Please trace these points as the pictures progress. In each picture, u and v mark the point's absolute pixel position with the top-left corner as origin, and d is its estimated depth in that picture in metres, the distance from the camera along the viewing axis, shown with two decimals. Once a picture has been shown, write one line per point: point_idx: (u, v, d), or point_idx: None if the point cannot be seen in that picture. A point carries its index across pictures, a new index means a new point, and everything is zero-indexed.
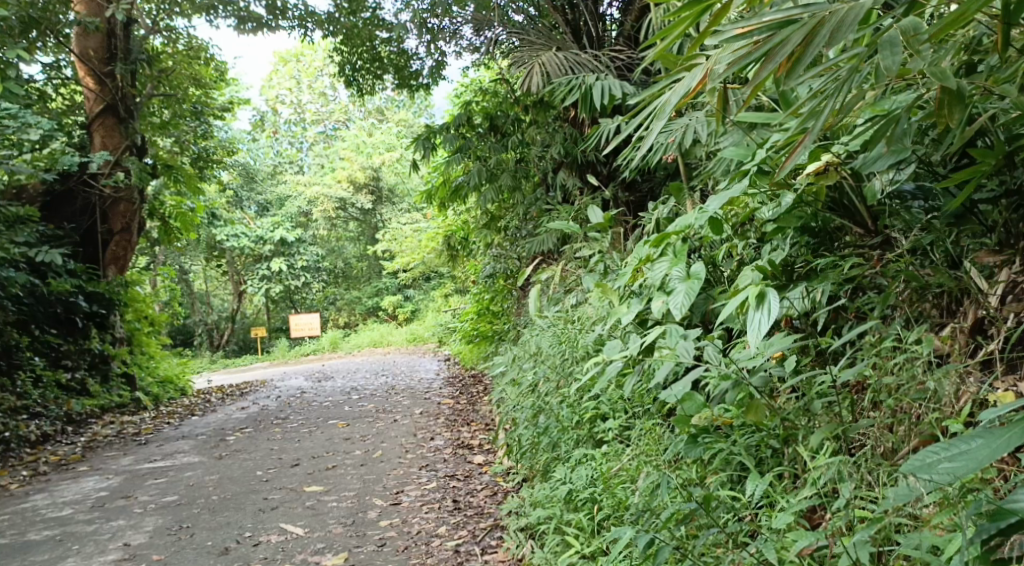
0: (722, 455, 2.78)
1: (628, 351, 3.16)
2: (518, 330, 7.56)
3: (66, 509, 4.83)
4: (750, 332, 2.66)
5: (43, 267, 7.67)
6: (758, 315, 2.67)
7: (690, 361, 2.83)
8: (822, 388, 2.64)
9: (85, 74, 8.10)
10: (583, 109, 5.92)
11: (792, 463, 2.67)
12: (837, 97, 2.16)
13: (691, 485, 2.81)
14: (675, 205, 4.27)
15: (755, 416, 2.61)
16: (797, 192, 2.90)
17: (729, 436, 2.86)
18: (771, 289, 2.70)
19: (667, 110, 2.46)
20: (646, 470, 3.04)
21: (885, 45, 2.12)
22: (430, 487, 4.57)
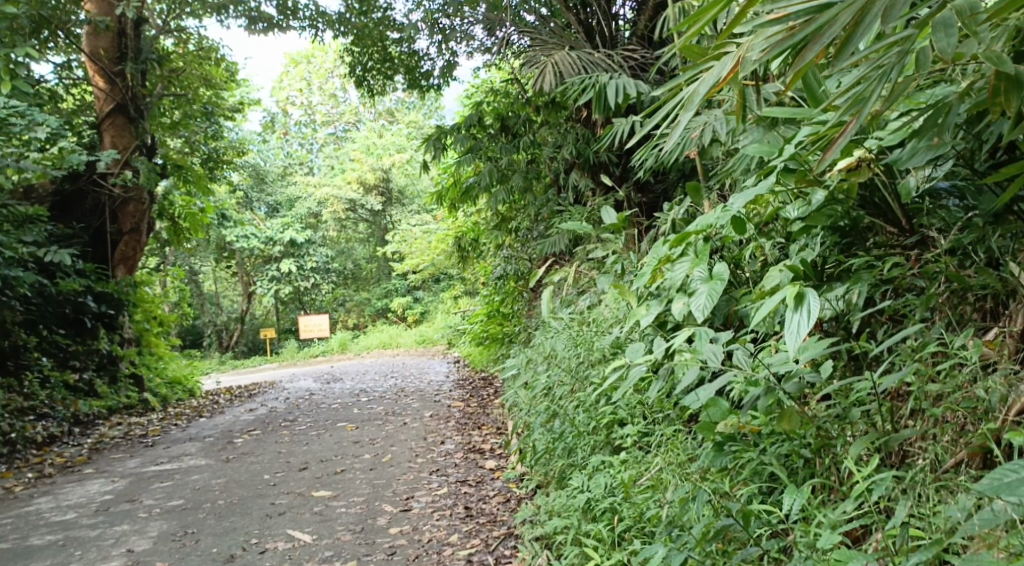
0: (752, 466, 2.66)
1: (652, 355, 2.95)
2: (529, 333, 7.45)
3: (70, 513, 4.74)
4: (788, 336, 2.45)
5: (52, 267, 7.59)
6: (796, 317, 2.47)
7: (719, 366, 2.67)
8: (860, 395, 2.52)
9: (96, 73, 8.02)
10: (596, 108, 5.81)
11: (826, 474, 2.55)
12: (884, 83, 2.05)
13: (718, 496, 2.69)
14: (694, 204, 4.14)
15: (789, 424, 2.47)
16: (828, 189, 2.78)
17: (757, 444, 2.74)
18: (810, 289, 2.50)
19: (695, 102, 2.34)
20: (670, 480, 2.92)
21: (939, 27, 2.00)
22: (441, 493, 4.45)
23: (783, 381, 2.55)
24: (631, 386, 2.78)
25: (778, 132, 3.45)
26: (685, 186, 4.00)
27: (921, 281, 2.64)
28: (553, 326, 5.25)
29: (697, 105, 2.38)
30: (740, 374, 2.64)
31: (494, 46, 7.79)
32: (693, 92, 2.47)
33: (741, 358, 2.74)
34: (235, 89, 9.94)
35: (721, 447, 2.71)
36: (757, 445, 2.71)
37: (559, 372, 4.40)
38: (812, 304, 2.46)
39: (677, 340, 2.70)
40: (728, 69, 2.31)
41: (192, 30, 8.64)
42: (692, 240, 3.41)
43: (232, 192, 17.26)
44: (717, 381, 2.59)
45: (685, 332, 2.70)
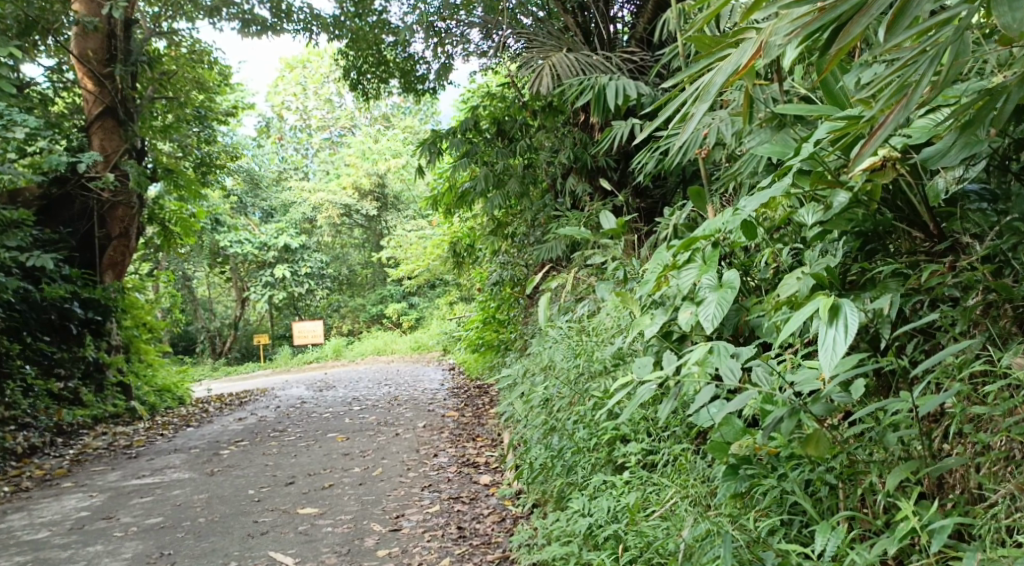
0: (775, 495, 2.45)
1: (662, 372, 2.68)
2: (525, 340, 7.24)
3: (43, 531, 4.51)
4: (823, 355, 2.21)
5: (37, 273, 7.40)
6: (831, 332, 2.24)
7: (739, 383, 2.45)
8: (896, 418, 2.32)
9: (84, 76, 7.79)
10: (595, 110, 5.61)
11: (857, 506, 2.35)
12: (935, 66, 1.91)
13: (735, 526, 2.49)
14: (698, 210, 3.95)
15: (816, 449, 2.26)
16: (851, 191, 2.57)
17: (774, 468, 2.53)
18: (847, 301, 2.27)
19: (711, 95, 2.18)
20: (682, 505, 2.71)
21: (1002, 2, 1.87)
22: (432, 510, 4.23)
23: (810, 401, 2.32)
24: (638, 405, 2.54)
25: (789, 133, 3.25)
26: (688, 190, 3.81)
27: (956, 291, 2.44)
28: (551, 334, 5.04)
29: (711, 97, 2.21)
30: (758, 392, 2.43)
31: (490, 50, 7.58)
32: (707, 83, 2.31)
33: (761, 375, 2.51)
34: (228, 92, 9.71)
35: (735, 471, 2.49)
36: (775, 469, 2.51)
37: (557, 383, 4.18)
38: (850, 319, 2.23)
39: (694, 355, 2.47)
40: (748, 57, 2.14)
41: (184, 33, 8.47)
42: (700, 245, 3.21)
43: (226, 196, 17.04)
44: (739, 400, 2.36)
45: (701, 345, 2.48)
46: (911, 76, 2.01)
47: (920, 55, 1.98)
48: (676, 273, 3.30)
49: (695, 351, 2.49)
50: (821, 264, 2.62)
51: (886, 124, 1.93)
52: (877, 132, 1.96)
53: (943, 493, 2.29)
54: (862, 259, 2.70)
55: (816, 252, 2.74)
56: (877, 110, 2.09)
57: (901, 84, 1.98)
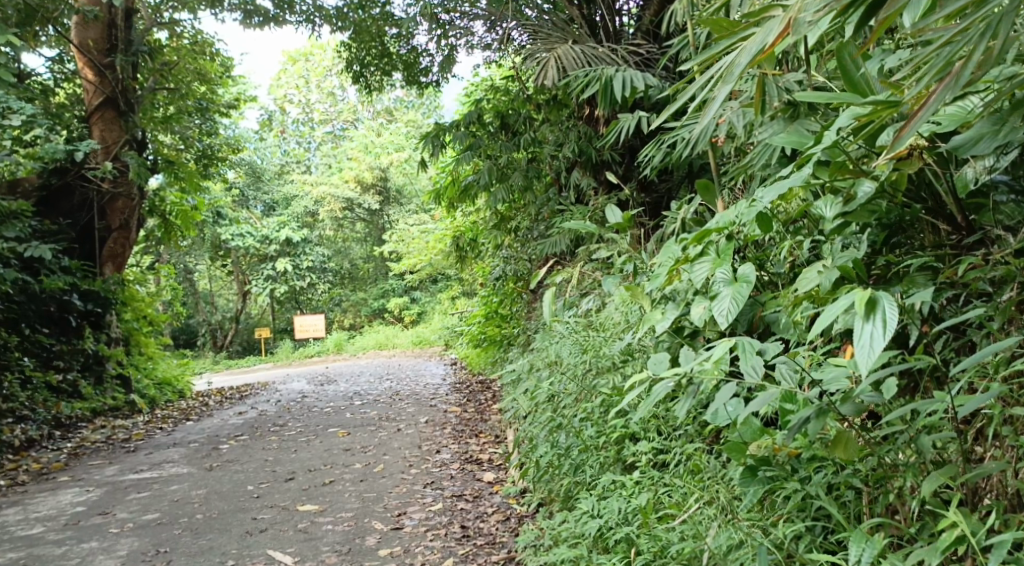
0: (798, 499, 2.36)
1: (679, 370, 2.52)
2: (528, 335, 7.15)
3: (37, 527, 4.41)
4: (860, 354, 2.05)
5: (35, 264, 7.26)
6: (868, 327, 2.09)
7: (763, 381, 2.33)
8: (929, 420, 2.22)
9: (84, 66, 7.68)
10: (602, 102, 5.47)
11: (888, 512, 2.26)
12: (984, 43, 1.81)
13: (759, 531, 2.39)
14: (705, 204, 3.89)
15: (843, 452, 2.20)
16: (877, 180, 2.48)
17: (796, 470, 2.45)
18: (884, 294, 2.12)
19: (734, 76, 2.07)
20: (696, 507, 2.63)
21: None
22: (435, 508, 4.14)
23: (840, 401, 2.19)
24: (652, 403, 2.41)
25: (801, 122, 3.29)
26: (699, 180, 3.88)
27: (990, 286, 2.34)
28: (556, 330, 4.94)
29: (735, 78, 2.11)
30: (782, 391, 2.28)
31: (494, 41, 7.46)
32: (730, 64, 2.20)
33: (785, 372, 2.39)
34: (230, 84, 9.59)
35: (753, 472, 2.42)
36: (796, 471, 2.43)
37: (563, 380, 4.08)
38: (888, 314, 2.08)
39: (716, 352, 2.34)
40: (775, 35, 2.04)
41: (186, 23, 8.39)
42: (713, 238, 3.11)
43: (227, 189, 16.91)
44: (762, 398, 2.23)
45: (724, 342, 2.34)
46: (952, 54, 1.91)
47: (965, 32, 1.88)
48: (688, 267, 3.21)
49: (717, 348, 2.36)
50: (845, 257, 2.51)
51: (928, 104, 1.84)
52: (918, 112, 1.86)
53: (978, 498, 2.19)
54: (886, 252, 2.60)
55: (838, 244, 2.63)
56: (914, 90, 2.00)
57: (943, 63, 1.89)
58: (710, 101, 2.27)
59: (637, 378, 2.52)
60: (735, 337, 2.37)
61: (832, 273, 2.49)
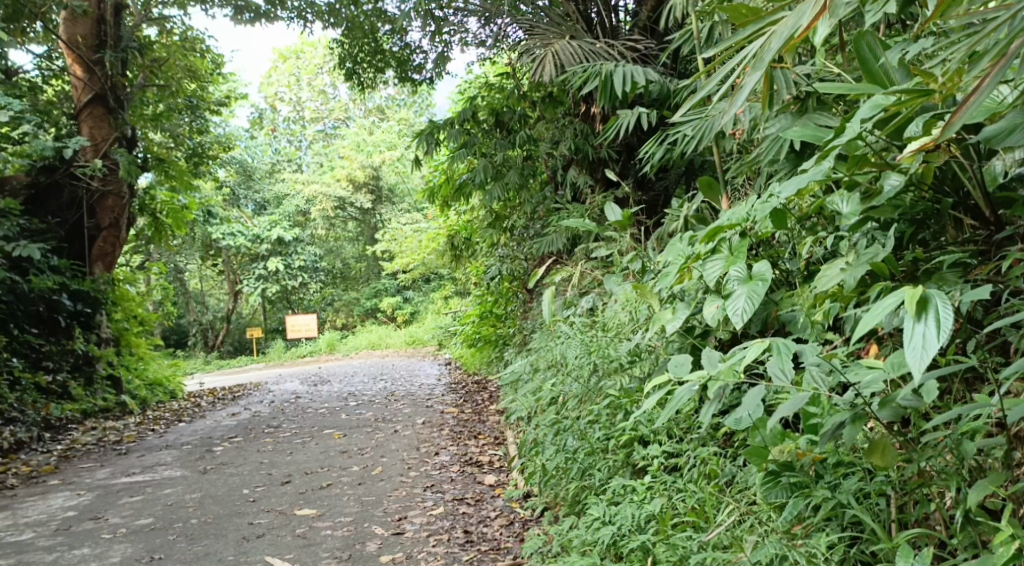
0: (830, 508, 2.31)
1: (706, 373, 2.39)
2: (525, 335, 7.07)
3: (27, 532, 4.29)
4: (914, 357, 1.94)
5: (24, 263, 7.14)
6: (919, 328, 1.98)
7: (793, 385, 2.25)
8: (968, 425, 2.16)
9: (73, 62, 7.53)
10: (602, 98, 5.38)
11: (924, 521, 2.21)
12: None
13: (787, 542, 2.33)
14: (709, 201, 3.78)
15: (881, 459, 2.16)
16: (905, 174, 2.42)
17: (821, 476, 2.40)
18: (936, 293, 2.02)
19: (765, 60, 2.12)
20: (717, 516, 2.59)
21: None
22: (437, 513, 4.04)
23: (879, 407, 2.13)
24: (676, 409, 2.30)
25: (811, 117, 3.29)
26: (701, 178, 3.76)
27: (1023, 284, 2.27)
28: (557, 330, 4.85)
29: (765, 63, 2.15)
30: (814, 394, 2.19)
31: (489, 38, 7.36)
32: (759, 50, 2.24)
33: (817, 375, 2.31)
34: (220, 81, 9.46)
35: (776, 478, 2.40)
36: (822, 477, 2.40)
37: (567, 381, 4.00)
38: (942, 314, 1.98)
39: (748, 357, 2.24)
40: (808, 19, 2.11)
41: (176, 19, 8.27)
42: (725, 235, 3.01)
43: (218, 188, 16.74)
44: (797, 403, 2.14)
45: (757, 346, 2.24)
46: (1006, 35, 1.84)
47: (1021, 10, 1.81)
48: (699, 264, 3.13)
49: (750, 352, 2.26)
50: (868, 255, 2.44)
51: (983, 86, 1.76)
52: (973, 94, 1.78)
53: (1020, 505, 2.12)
54: (913, 248, 2.55)
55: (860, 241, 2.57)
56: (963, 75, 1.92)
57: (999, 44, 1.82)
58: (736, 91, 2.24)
59: (655, 381, 2.42)
60: (769, 340, 2.27)
61: (858, 271, 2.43)
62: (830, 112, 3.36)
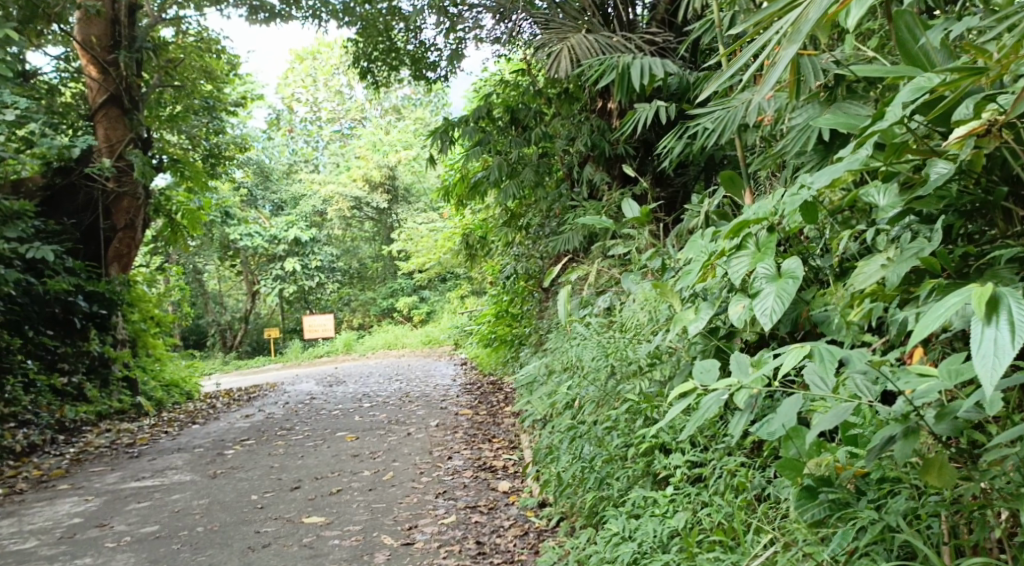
0: (877, 530, 2.15)
1: (736, 382, 2.18)
2: (540, 336, 6.92)
3: (31, 540, 4.17)
4: (986, 364, 1.77)
5: (39, 265, 7.00)
6: (990, 332, 1.81)
7: (836, 395, 2.09)
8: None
9: (87, 62, 7.44)
10: (620, 91, 5.20)
11: (980, 545, 2.05)
12: None
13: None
14: (731, 196, 3.62)
15: (939, 479, 2.02)
16: (954, 161, 2.24)
17: (864, 493, 2.25)
18: (1007, 293, 1.85)
19: (802, 32, 2.04)
20: (748, 537, 2.44)
21: None
22: (448, 522, 3.88)
23: (936, 421, 1.99)
24: (703, 420, 2.13)
25: (840, 106, 3.13)
26: (723, 172, 3.60)
27: None
28: (573, 331, 4.69)
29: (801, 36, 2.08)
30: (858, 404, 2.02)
31: (504, 33, 7.18)
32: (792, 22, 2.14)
33: (860, 384, 2.14)
34: (236, 82, 9.34)
35: (813, 494, 2.23)
36: (863, 494, 2.25)
37: (584, 385, 3.82)
38: (1016, 316, 1.82)
39: (785, 365, 2.08)
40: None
41: (191, 20, 8.15)
42: (751, 230, 2.84)
43: (235, 189, 16.66)
44: (841, 414, 1.98)
45: (796, 354, 2.08)
46: None
47: None
48: (724, 260, 2.96)
49: (787, 359, 2.09)
50: (913, 251, 2.31)
51: None
52: None
53: None
54: (962, 242, 2.38)
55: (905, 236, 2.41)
56: None
57: None
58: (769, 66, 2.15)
59: (679, 390, 2.25)
60: (809, 347, 2.11)
61: (902, 268, 2.30)
62: (860, 100, 3.18)
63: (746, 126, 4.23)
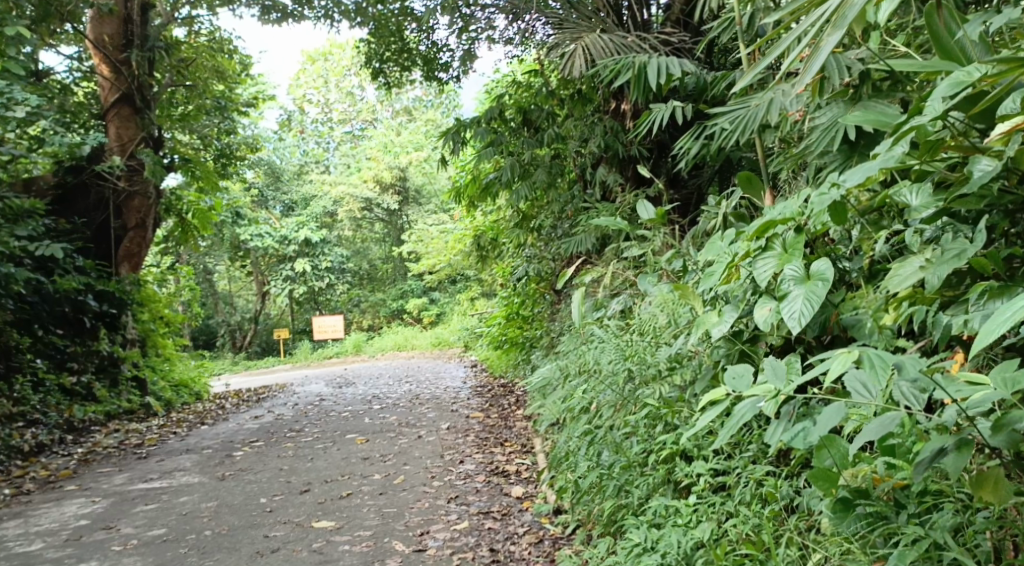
0: (922, 548, 2.14)
1: (775, 386, 2.17)
2: (552, 338, 6.84)
3: (37, 543, 4.11)
4: None
5: (49, 263, 6.94)
6: None
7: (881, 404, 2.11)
8: None
9: (99, 61, 7.41)
10: (636, 91, 5.12)
11: None
12: None
13: None
14: (749, 197, 3.53)
15: (993, 494, 2.00)
16: (999, 158, 2.18)
17: (905, 507, 2.23)
18: None
19: (848, 18, 2.10)
20: (778, 550, 2.38)
21: None
22: (461, 528, 3.80)
23: (992, 433, 1.94)
24: (737, 427, 2.14)
25: (866, 104, 3.04)
26: (741, 172, 3.50)
27: None
28: (588, 334, 4.60)
29: (845, 22, 2.13)
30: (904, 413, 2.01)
31: (517, 34, 7.09)
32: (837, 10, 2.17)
33: (907, 392, 2.14)
34: (247, 82, 9.28)
35: (848, 507, 2.24)
36: (904, 508, 2.23)
37: (600, 389, 3.74)
38: None
39: (831, 373, 2.09)
40: None
41: (203, 19, 8.09)
42: (778, 231, 2.75)
43: (245, 189, 16.63)
44: (886, 426, 1.99)
45: (844, 362, 2.09)
46: None
47: None
48: (749, 261, 2.87)
49: (833, 366, 2.10)
50: (954, 252, 2.27)
51: None
52: None
53: None
54: (1005, 242, 2.31)
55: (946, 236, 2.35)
56: None
57: None
58: (814, 54, 2.17)
59: (710, 397, 2.23)
60: (856, 354, 2.12)
61: (943, 269, 2.27)
62: (887, 99, 3.09)
63: (765, 126, 4.14)
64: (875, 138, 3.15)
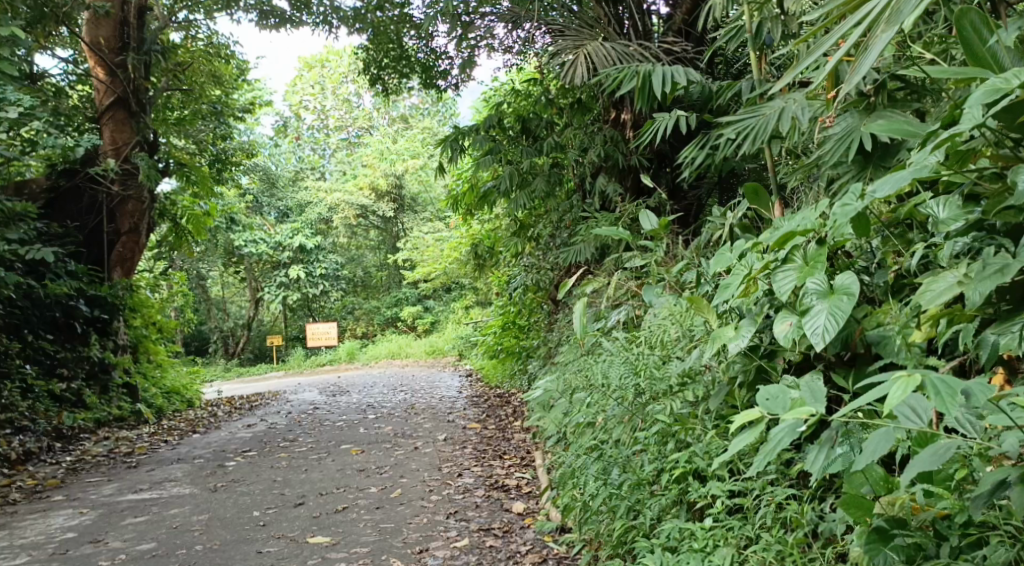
0: None
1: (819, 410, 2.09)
2: (551, 349, 6.74)
3: (21, 556, 3.97)
4: None
5: (40, 268, 6.80)
6: None
7: (933, 431, 2.06)
8: None
9: (95, 64, 7.27)
10: (640, 100, 5.00)
11: None
12: None
13: None
14: (759, 209, 3.40)
15: None
16: None
17: (945, 536, 2.21)
18: None
19: (905, 14, 2.02)
20: None
21: None
22: (461, 545, 3.68)
23: None
24: (774, 454, 2.08)
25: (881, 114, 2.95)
26: (749, 183, 3.37)
27: None
28: (594, 345, 4.50)
29: (899, 20, 2.04)
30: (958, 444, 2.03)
31: (517, 43, 6.98)
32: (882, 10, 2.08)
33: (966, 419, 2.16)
34: (243, 88, 9.15)
35: (886, 537, 2.21)
36: (945, 539, 2.21)
37: (606, 405, 3.64)
38: None
39: (890, 400, 1.95)
40: None
41: (201, 24, 7.99)
42: (798, 242, 2.65)
43: (240, 195, 16.49)
44: (940, 457, 1.98)
45: (905, 389, 1.94)
46: None
47: None
48: (767, 275, 2.78)
49: (893, 391, 1.96)
50: (996, 268, 2.19)
51: None
52: None
53: None
54: None
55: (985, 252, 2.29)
56: None
57: None
58: (863, 53, 2.06)
59: (745, 418, 2.15)
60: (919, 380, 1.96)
61: (985, 285, 2.18)
62: (902, 109, 3.01)
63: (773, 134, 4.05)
64: (891, 150, 3.05)
